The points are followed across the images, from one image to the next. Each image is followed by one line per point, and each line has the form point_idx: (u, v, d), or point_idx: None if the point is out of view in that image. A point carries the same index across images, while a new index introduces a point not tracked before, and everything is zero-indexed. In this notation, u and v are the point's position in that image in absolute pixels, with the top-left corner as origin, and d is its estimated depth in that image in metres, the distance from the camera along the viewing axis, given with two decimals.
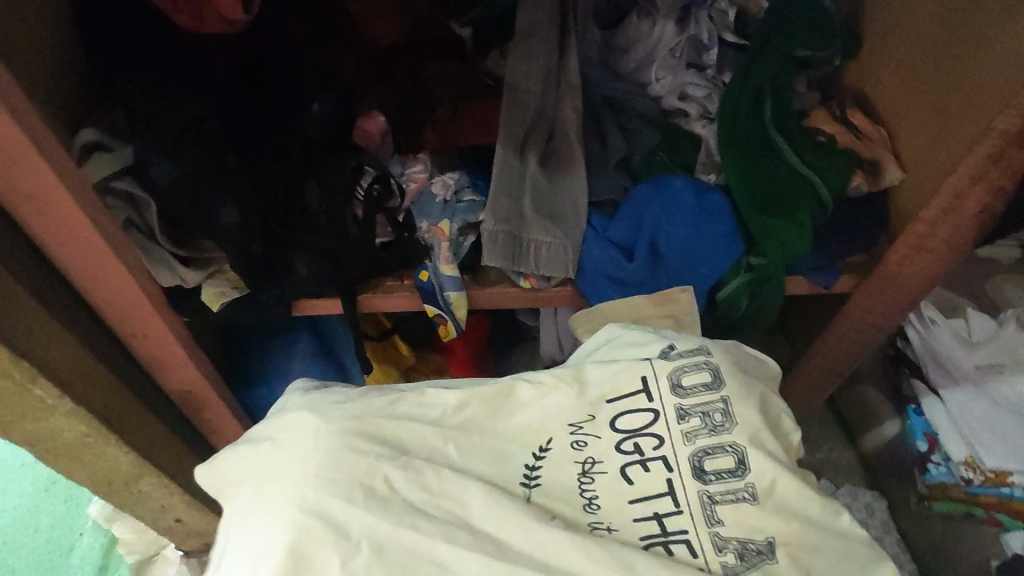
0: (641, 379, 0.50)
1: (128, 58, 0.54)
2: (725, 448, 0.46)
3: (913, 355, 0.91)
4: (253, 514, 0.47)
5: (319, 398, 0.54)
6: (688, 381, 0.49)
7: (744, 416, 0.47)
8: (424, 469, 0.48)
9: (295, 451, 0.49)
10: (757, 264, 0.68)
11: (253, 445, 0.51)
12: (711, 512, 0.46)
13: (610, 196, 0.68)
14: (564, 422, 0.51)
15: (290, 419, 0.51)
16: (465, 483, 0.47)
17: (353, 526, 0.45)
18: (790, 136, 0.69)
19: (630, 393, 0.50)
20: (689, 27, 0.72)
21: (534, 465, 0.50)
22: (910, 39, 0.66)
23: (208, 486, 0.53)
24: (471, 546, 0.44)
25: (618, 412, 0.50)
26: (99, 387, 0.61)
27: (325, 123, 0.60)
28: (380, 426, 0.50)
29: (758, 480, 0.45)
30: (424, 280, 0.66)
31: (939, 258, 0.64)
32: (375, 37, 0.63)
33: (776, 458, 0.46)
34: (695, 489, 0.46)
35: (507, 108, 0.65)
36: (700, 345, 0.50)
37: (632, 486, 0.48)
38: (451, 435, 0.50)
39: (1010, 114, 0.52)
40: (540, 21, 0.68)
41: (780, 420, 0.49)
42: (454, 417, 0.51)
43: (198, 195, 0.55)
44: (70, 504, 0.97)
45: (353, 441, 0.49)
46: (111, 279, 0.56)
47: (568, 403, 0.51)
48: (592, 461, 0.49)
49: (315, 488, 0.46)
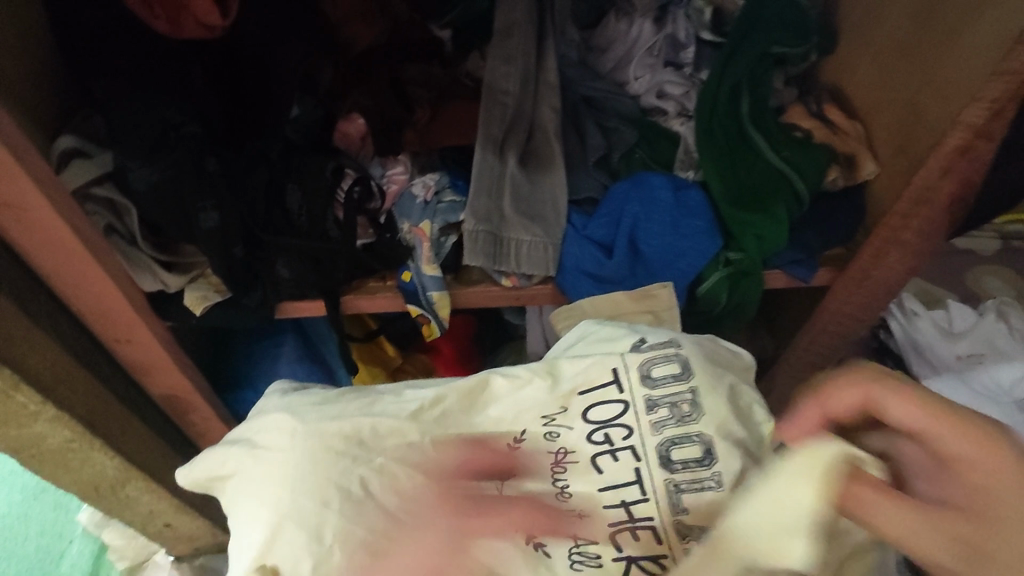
0: (612, 371, 0.51)
1: (105, 64, 0.54)
2: (692, 438, 0.47)
3: (895, 347, 0.94)
4: (239, 512, 0.49)
5: (297, 399, 0.54)
6: (657, 372, 0.50)
7: (712, 406, 0.48)
8: (398, 473, 0.49)
9: (273, 452, 0.50)
10: (735, 259, 0.68)
11: (232, 446, 0.52)
12: (677, 500, 0.47)
13: (590, 194, 0.69)
14: (538, 414, 0.51)
15: (268, 420, 0.52)
16: (438, 490, 0.49)
17: (326, 531, 0.46)
18: (766, 132, 0.70)
19: (602, 385, 0.51)
20: (667, 26, 0.73)
21: (507, 457, 0.51)
22: (882, 35, 0.67)
23: (190, 484, 0.54)
24: (439, 556, 0.46)
25: (589, 403, 0.51)
26: (83, 393, 0.61)
27: (304, 125, 0.63)
28: (357, 424, 0.50)
29: (725, 470, 0.47)
30: (407, 280, 0.67)
31: (912, 249, 0.66)
32: (353, 39, 0.64)
33: (742, 447, 0.47)
34: (663, 478, 0.48)
35: (486, 109, 0.66)
36: (671, 337, 0.51)
37: (602, 475, 0.49)
38: (427, 430, 0.51)
39: (977, 106, 0.53)
40: (518, 21, 0.68)
41: (750, 410, 0.49)
42: (430, 412, 0.52)
43: (178, 198, 0.55)
44: (59, 511, 0.97)
45: (330, 439, 0.49)
46: (92, 285, 0.56)
47: (542, 397, 0.52)
48: (564, 452, 0.50)
49: (294, 486, 0.47)
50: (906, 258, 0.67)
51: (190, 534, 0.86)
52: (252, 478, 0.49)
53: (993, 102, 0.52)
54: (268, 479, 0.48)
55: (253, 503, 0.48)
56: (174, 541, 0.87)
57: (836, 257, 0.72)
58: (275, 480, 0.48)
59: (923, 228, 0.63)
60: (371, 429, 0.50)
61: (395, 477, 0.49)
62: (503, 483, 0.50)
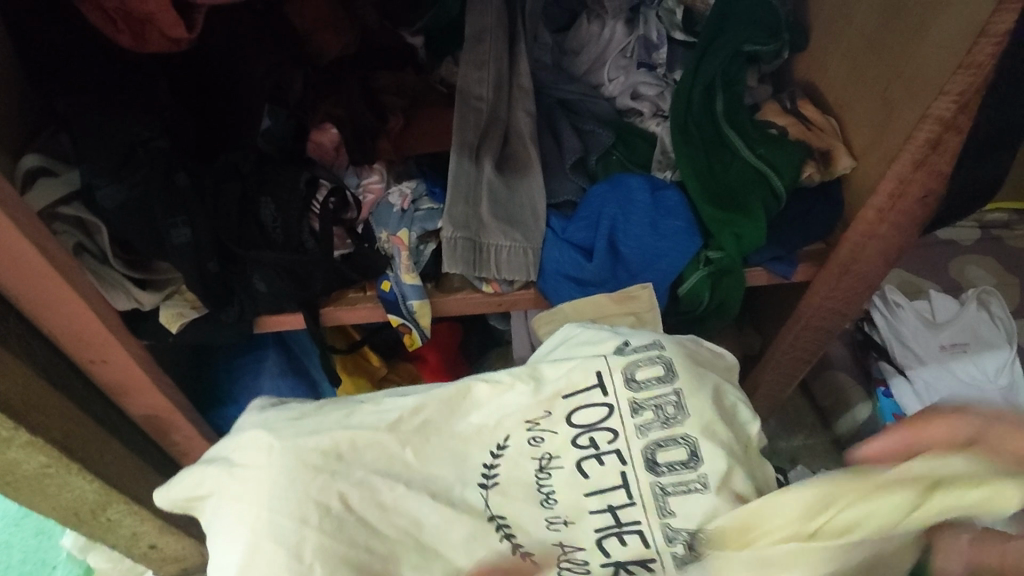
0: (596, 374, 0.51)
1: (68, 81, 0.53)
2: (678, 440, 0.47)
3: (880, 340, 0.92)
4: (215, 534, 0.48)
5: (275, 415, 0.53)
6: (642, 374, 0.50)
7: (697, 407, 0.48)
8: (378, 485, 0.48)
9: (250, 470, 0.49)
10: (715, 258, 0.68)
11: (209, 465, 0.51)
12: (664, 503, 0.46)
13: (568, 197, 0.69)
14: (520, 419, 0.51)
15: (245, 438, 0.51)
16: (419, 502, 0.48)
17: (305, 548, 0.45)
18: (740, 130, 0.70)
19: (585, 388, 0.51)
20: (639, 28, 0.73)
21: (491, 463, 0.50)
22: (850, 30, 0.67)
23: (167, 505, 0.53)
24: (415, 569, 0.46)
25: (573, 407, 0.50)
26: (58, 417, 0.60)
27: (277, 138, 0.61)
28: (333, 439, 0.49)
29: (712, 472, 0.46)
30: (386, 290, 0.67)
31: (888, 242, 0.66)
32: (321, 49, 0.62)
33: (728, 448, 0.46)
34: (648, 481, 0.47)
35: (460, 115, 0.66)
36: (654, 340, 0.51)
37: (586, 479, 0.48)
38: (408, 439, 0.50)
39: (943, 100, 0.54)
40: (489, 27, 0.68)
41: (734, 411, 0.49)
42: (410, 420, 0.51)
43: (149, 215, 0.55)
44: (42, 537, 0.95)
45: (308, 455, 0.48)
46: (64, 306, 0.55)
47: (524, 401, 0.51)
48: (548, 457, 0.49)
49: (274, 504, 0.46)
50: (884, 251, 0.67)
51: (177, 554, 0.85)
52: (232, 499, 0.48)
53: (958, 96, 0.53)
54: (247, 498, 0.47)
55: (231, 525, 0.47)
56: (161, 563, 0.85)
57: (815, 251, 0.72)
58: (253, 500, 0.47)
59: (898, 220, 0.64)
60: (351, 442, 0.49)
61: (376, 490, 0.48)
62: (487, 491, 0.49)
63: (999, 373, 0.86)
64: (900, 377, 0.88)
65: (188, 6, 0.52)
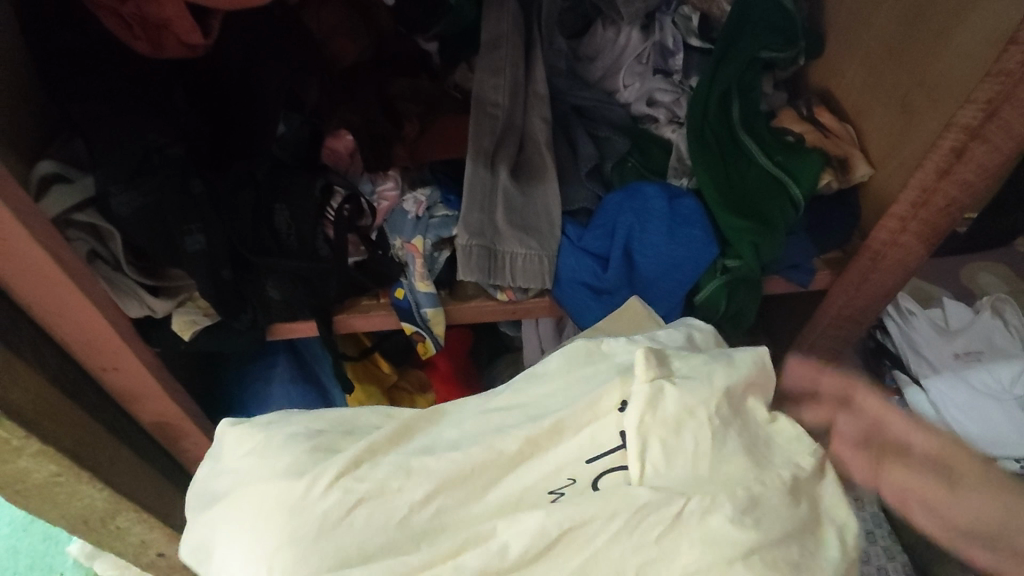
0: (618, 435, 0.46)
1: (84, 88, 0.53)
2: (715, 504, 0.40)
3: (893, 348, 0.95)
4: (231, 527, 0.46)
5: (320, 445, 0.49)
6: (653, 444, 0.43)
7: (724, 467, 0.43)
8: (393, 480, 0.45)
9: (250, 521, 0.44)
10: (733, 267, 0.66)
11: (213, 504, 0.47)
12: (715, 544, 0.39)
13: (583, 204, 0.68)
14: (548, 478, 0.46)
15: (255, 488, 0.46)
16: (489, 464, 0.46)
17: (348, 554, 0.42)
18: (758, 138, 0.70)
19: (612, 450, 0.46)
20: (654, 34, 0.73)
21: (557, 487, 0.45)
22: (871, 35, 0.66)
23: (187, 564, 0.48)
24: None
25: (602, 470, 0.45)
26: (68, 425, 0.59)
27: (291, 144, 0.61)
28: (375, 468, 0.45)
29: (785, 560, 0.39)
30: (400, 298, 0.65)
31: (910, 252, 0.65)
32: (337, 55, 0.62)
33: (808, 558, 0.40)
34: (716, 532, 0.39)
35: (475, 120, 0.65)
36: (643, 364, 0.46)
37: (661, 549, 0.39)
38: (430, 501, 0.44)
39: (970, 108, 0.53)
40: (505, 33, 0.67)
41: (766, 454, 0.45)
42: (421, 513, 0.44)
43: (164, 223, 0.54)
44: (49, 543, 0.95)
45: (299, 435, 0.50)
46: (75, 313, 0.54)
47: (546, 467, 0.46)
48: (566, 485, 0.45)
49: (292, 515, 0.43)
50: (903, 262, 0.66)
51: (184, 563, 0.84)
52: (237, 479, 0.47)
53: (985, 104, 0.52)
54: (252, 483, 0.46)
55: (242, 529, 0.45)
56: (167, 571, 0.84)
57: (834, 260, 0.72)
58: (280, 477, 0.45)
59: (920, 231, 0.63)
60: (366, 448, 0.47)
61: (409, 503, 0.44)
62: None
63: (1015, 383, 0.86)
64: (914, 386, 0.91)
65: (204, 12, 0.51)
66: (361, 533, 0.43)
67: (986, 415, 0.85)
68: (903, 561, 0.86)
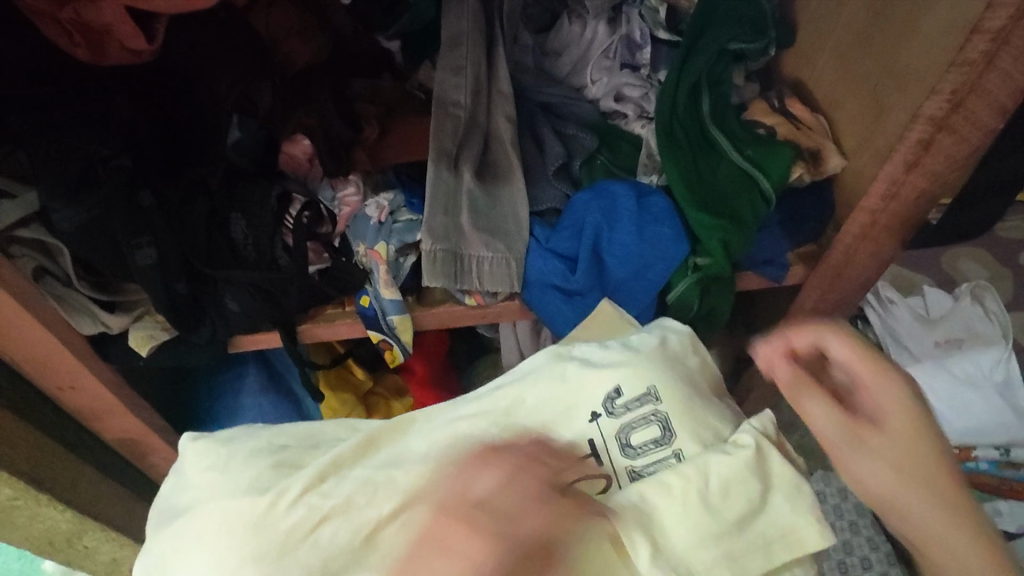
0: (590, 443, 0.48)
1: (21, 98, 0.50)
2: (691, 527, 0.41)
3: (874, 338, 0.93)
4: (188, 545, 0.44)
5: (283, 459, 0.48)
6: (638, 439, 0.47)
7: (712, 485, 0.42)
8: (353, 495, 0.45)
9: (211, 539, 0.43)
10: (703, 265, 0.65)
11: (173, 518, 0.46)
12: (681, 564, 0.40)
13: (553, 205, 0.66)
14: None
15: (217, 507, 0.45)
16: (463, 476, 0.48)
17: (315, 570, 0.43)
18: (728, 131, 0.68)
19: (580, 459, 0.48)
20: (621, 27, 0.71)
21: None
22: (841, 23, 0.65)
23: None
24: None
25: None
26: (24, 449, 0.58)
27: (246, 150, 0.58)
28: (339, 488, 0.45)
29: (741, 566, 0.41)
30: (366, 305, 0.65)
31: (882, 245, 0.64)
32: (289, 59, 0.58)
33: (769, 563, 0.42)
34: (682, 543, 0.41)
35: (437, 122, 0.63)
36: (645, 393, 0.48)
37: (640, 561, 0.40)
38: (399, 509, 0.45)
39: (936, 99, 0.52)
40: (466, 31, 0.66)
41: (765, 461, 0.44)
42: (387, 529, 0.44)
43: (110, 237, 0.53)
44: (24, 561, 0.93)
45: (263, 450, 0.49)
46: (24, 332, 0.53)
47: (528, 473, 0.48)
48: None
49: (257, 529, 0.43)
50: (876, 255, 0.65)
51: None
52: (194, 500, 0.46)
53: (950, 95, 0.51)
54: (210, 501, 0.45)
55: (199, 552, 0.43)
56: None
57: (807, 253, 0.71)
58: (241, 493, 0.45)
59: (891, 223, 0.62)
60: (331, 463, 0.47)
61: (376, 519, 0.44)
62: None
63: (993, 370, 0.87)
64: None
65: (146, 16, 0.48)
66: (326, 548, 0.43)
67: (969, 408, 0.85)
68: (886, 551, 0.85)
